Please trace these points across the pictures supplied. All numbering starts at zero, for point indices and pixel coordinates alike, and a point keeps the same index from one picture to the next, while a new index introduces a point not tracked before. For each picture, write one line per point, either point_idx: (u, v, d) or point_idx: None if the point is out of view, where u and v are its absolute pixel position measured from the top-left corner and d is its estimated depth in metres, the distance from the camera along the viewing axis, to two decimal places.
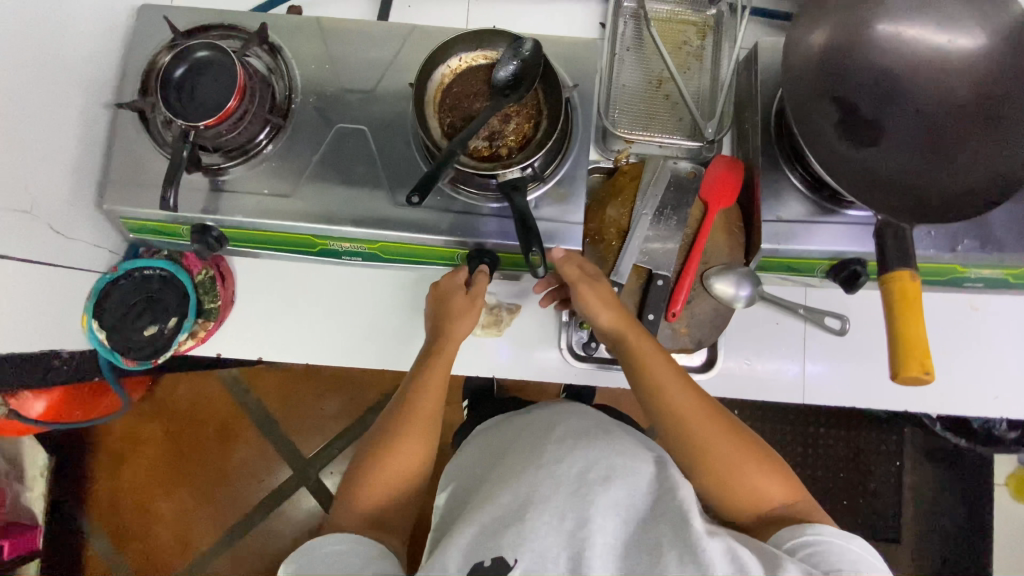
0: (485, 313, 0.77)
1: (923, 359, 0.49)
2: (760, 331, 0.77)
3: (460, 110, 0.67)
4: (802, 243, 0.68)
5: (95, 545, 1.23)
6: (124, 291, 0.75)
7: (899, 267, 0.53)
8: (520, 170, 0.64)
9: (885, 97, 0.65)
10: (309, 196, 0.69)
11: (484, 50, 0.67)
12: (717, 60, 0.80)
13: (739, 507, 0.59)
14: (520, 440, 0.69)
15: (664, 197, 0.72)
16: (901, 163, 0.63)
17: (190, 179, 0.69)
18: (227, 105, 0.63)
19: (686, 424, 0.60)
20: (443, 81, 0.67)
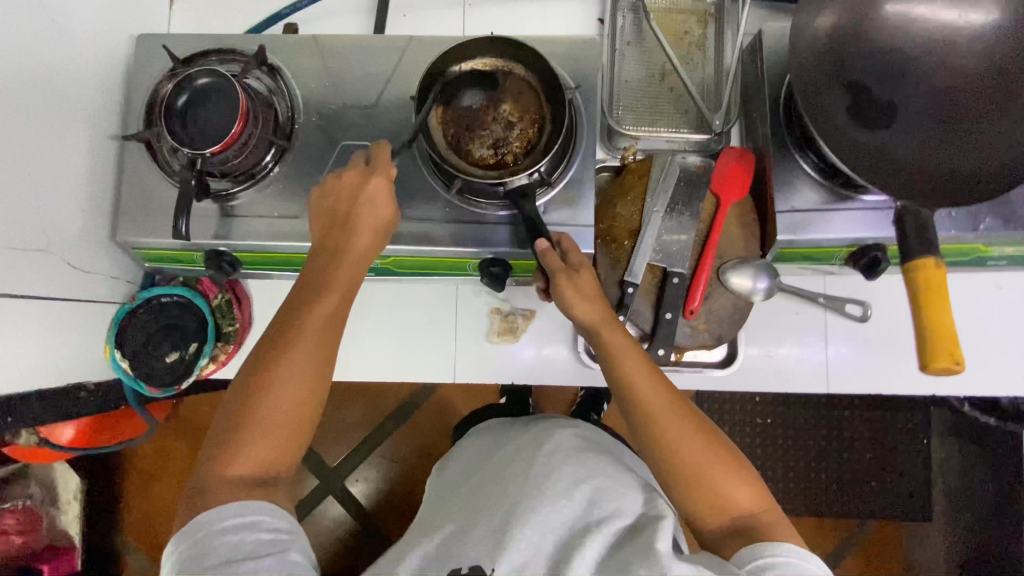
0: (500, 320, 0.78)
1: (952, 348, 0.49)
2: (779, 323, 0.76)
3: (464, 120, 0.67)
4: (818, 232, 0.67)
5: (132, 562, 1.26)
6: (143, 320, 0.76)
7: (922, 254, 0.52)
8: (527, 177, 0.63)
9: (895, 77, 0.62)
10: None
11: (483, 58, 0.67)
12: (720, 49, 0.78)
13: (704, 514, 0.58)
14: (513, 453, 0.73)
15: (675, 193, 0.71)
16: (919, 145, 0.61)
17: (200, 206, 0.70)
18: (231, 131, 0.63)
19: (661, 427, 0.59)
20: (444, 91, 0.67)
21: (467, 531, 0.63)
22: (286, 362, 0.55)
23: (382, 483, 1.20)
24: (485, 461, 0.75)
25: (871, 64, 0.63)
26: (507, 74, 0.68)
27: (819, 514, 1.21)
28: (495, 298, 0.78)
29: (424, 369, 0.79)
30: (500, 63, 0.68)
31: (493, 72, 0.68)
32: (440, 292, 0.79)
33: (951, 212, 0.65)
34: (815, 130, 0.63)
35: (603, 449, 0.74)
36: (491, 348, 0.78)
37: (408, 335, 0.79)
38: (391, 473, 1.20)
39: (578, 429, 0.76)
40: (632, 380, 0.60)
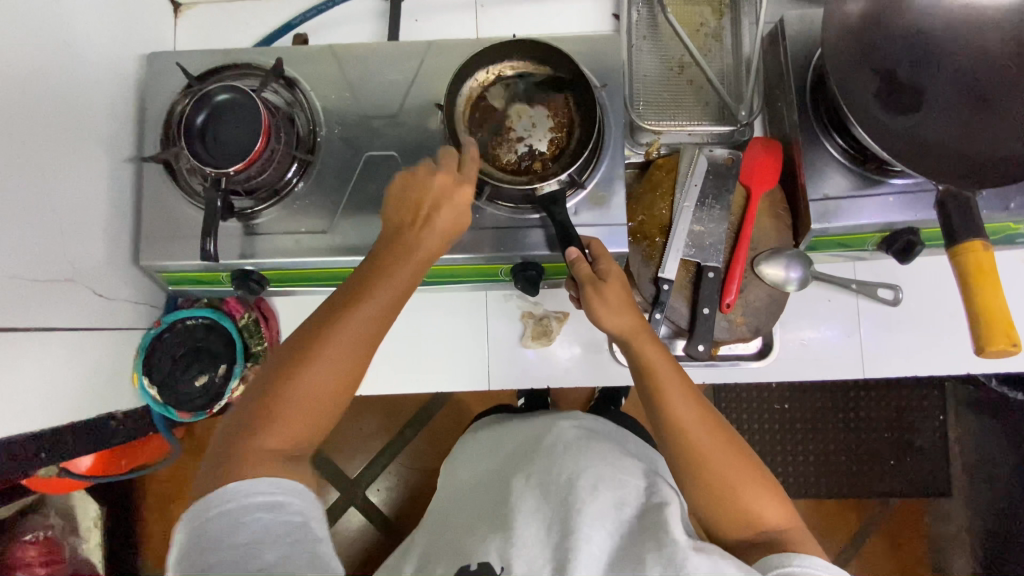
0: (533, 324, 0.77)
1: (1008, 330, 0.49)
2: (812, 311, 0.76)
3: (493, 126, 0.67)
4: (851, 218, 0.66)
5: None
6: (169, 345, 0.76)
7: (970, 237, 0.52)
8: (556, 183, 0.63)
9: (925, 59, 0.62)
10: (346, 229, 0.68)
11: (509, 61, 0.68)
12: (738, 38, 0.78)
13: (727, 524, 0.56)
14: (516, 449, 0.71)
15: (704, 187, 0.71)
16: (951, 125, 0.60)
17: (224, 226, 0.68)
18: (255, 147, 0.62)
19: (690, 436, 0.57)
20: (470, 95, 0.68)
21: (486, 530, 0.60)
22: (322, 354, 0.50)
23: (405, 492, 1.18)
24: (490, 458, 0.73)
25: (900, 47, 0.62)
26: (534, 78, 0.68)
27: (839, 494, 1.19)
28: (526, 302, 0.77)
29: (458, 377, 0.78)
30: (528, 66, 0.68)
31: (521, 75, 0.68)
32: (468, 299, 0.78)
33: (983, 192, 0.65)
34: (848, 115, 0.62)
35: (604, 437, 0.71)
36: (526, 351, 0.77)
37: (439, 344, 0.78)
38: (411, 479, 1.18)
39: (577, 420, 0.74)
40: (660, 384, 0.58)
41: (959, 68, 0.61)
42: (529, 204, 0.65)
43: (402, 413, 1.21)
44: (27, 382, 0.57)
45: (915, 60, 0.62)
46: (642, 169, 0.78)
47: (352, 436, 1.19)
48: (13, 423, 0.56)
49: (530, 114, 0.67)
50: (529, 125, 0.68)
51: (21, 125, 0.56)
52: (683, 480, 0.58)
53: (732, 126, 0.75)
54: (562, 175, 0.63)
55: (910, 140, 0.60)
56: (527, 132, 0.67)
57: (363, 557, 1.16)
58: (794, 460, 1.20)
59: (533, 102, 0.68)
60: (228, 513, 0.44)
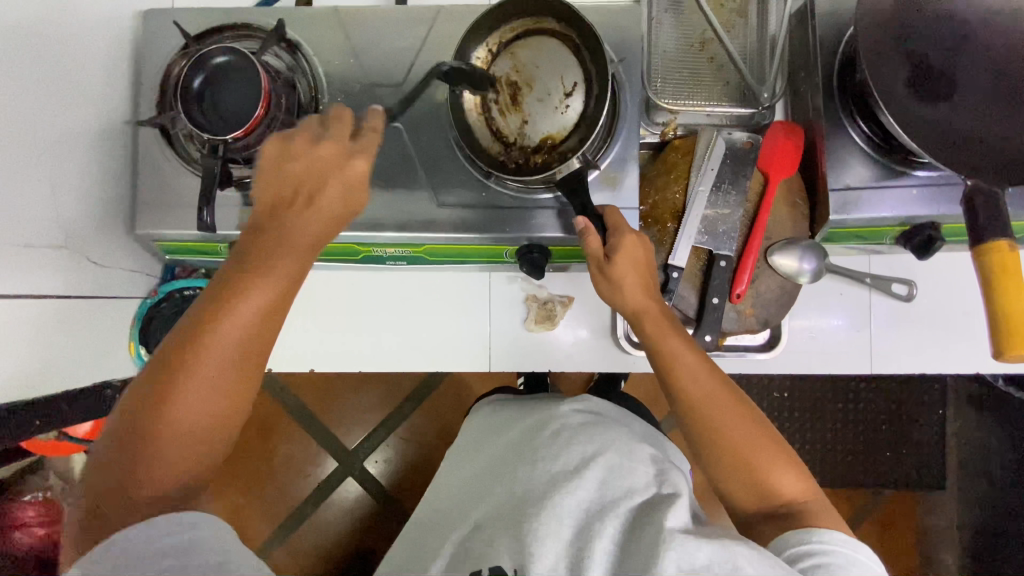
0: (537, 307, 0.76)
1: None
2: (823, 303, 0.74)
3: (505, 99, 0.64)
4: (871, 211, 0.63)
5: None
6: (166, 315, 0.75)
7: (993, 236, 0.49)
8: (578, 158, 0.59)
9: (960, 45, 0.59)
10: None
11: (510, 23, 0.64)
12: (763, 15, 0.74)
13: (742, 496, 0.56)
14: (519, 435, 0.70)
15: (721, 171, 0.68)
16: (984, 117, 0.57)
17: (223, 195, 0.66)
18: (254, 114, 0.59)
19: (703, 412, 0.56)
20: (479, 71, 0.64)
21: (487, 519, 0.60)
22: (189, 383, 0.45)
23: (402, 466, 1.18)
24: (493, 438, 0.73)
25: (936, 32, 0.59)
26: (545, 39, 0.64)
27: (835, 485, 1.20)
28: (530, 285, 0.76)
29: (459, 358, 0.77)
30: (529, 26, 0.64)
31: (526, 38, 0.64)
32: (471, 279, 0.77)
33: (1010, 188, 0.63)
34: (878, 102, 0.59)
35: (611, 422, 0.71)
36: (529, 335, 0.76)
37: (441, 323, 0.77)
38: (408, 453, 1.18)
39: (580, 401, 0.73)
40: (675, 361, 0.58)
41: (996, 58, 0.58)
42: (544, 183, 0.62)
43: (401, 388, 1.20)
44: (18, 354, 0.56)
45: (950, 48, 0.59)
46: (656, 150, 0.76)
47: (351, 409, 1.19)
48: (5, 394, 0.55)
49: (542, 78, 0.63)
50: (542, 92, 0.64)
51: (9, 84, 0.53)
52: (696, 450, 0.58)
53: (753, 109, 0.72)
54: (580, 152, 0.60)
55: (941, 129, 0.57)
56: (542, 99, 0.64)
57: (359, 528, 1.17)
58: (792, 450, 1.20)
59: (544, 67, 0.64)
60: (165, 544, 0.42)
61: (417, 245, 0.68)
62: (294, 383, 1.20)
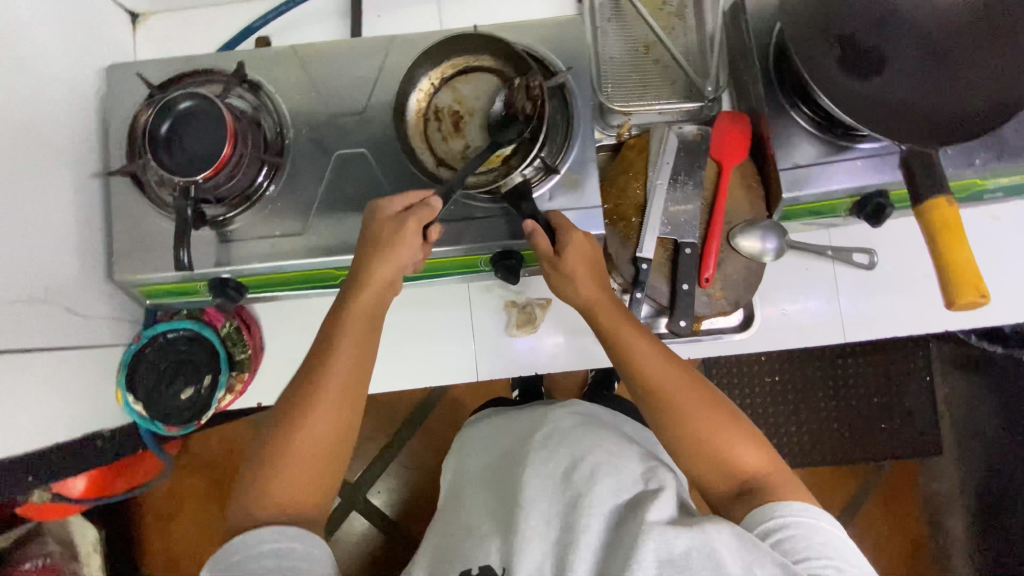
0: (517, 312, 0.77)
1: (977, 283, 0.49)
2: (791, 280, 0.76)
3: (447, 126, 0.68)
4: (821, 186, 0.66)
5: None
6: (152, 359, 0.73)
7: (935, 194, 0.52)
8: (521, 175, 0.64)
9: (882, 24, 0.63)
10: (323, 231, 0.68)
11: (450, 61, 0.68)
12: (701, 15, 0.78)
13: (710, 476, 0.57)
14: (513, 441, 0.71)
15: (676, 164, 0.71)
16: (912, 88, 0.61)
17: (198, 235, 0.68)
18: (222, 153, 0.61)
19: (662, 395, 0.58)
20: (420, 105, 0.67)
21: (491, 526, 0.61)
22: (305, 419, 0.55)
23: (406, 492, 1.18)
24: (482, 453, 0.74)
25: (857, 16, 0.63)
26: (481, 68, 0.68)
27: (835, 463, 1.22)
28: (509, 292, 0.78)
29: (446, 371, 0.78)
30: (469, 60, 0.68)
31: (465, 72, 0.68)
32: (451, 293, 0.78)
33: (947, 150, 0.67)
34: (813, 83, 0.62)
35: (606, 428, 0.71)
36: (512, 340, 0.77)
37: (425, 341, 0.78)
38: (410, 479, 1.18)
39: (570, 406, 0.74)
40: (634, 355, 0.59)
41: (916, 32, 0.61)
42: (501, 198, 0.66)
43: (397, 414, 1.21)
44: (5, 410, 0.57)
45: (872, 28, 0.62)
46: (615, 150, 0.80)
47: None
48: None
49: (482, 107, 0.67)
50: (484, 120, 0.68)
51: None
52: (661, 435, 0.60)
53: (700, 102, 0.76)
54: (535, 161, 0.64)
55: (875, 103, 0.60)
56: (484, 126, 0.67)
57: (368, 560, 1.16)
58: (789, 432, 1.21)
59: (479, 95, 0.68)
60: (268, 551, 0.51)
61: None
62: None
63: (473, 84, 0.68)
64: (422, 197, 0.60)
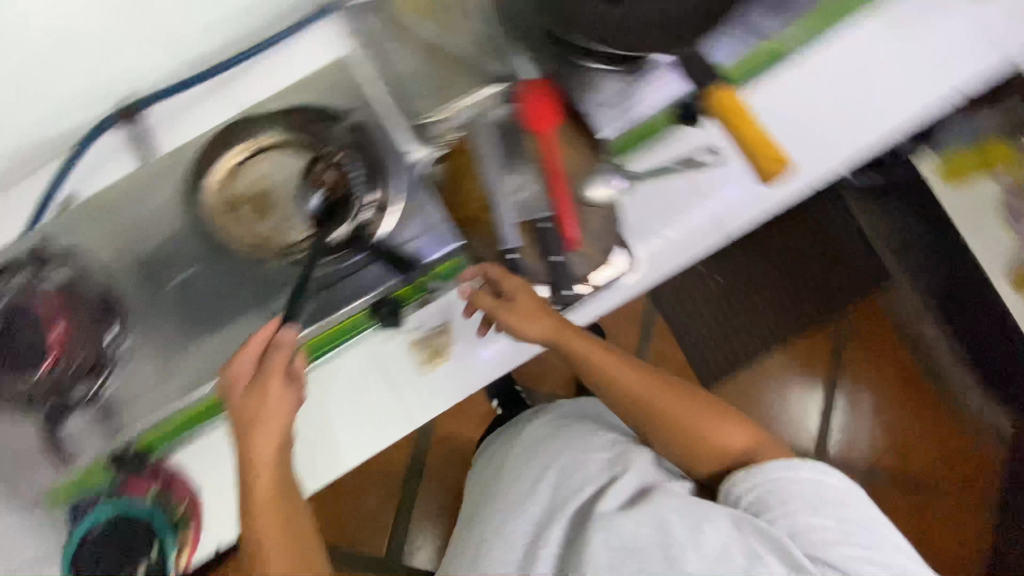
0: (424, 349, 0.75)
1: (772, 150, 0.54)
2: (656, 203, 0.77)
3: (247, 207, 0.70)
4: (637, 110, 0.73)
5: None
6: (89, 556, 0.67)
7: (713, 87, 0.58)
8: (353, 220, 0.67)
9: None
10: (194, 361, 0.68)
11: (236, 146, 0.71)
12: (467, 3, 0.79)
13: (708, 456, 0.78)
14: (506, 454, 0.94)
15: (502, 150, 0.72)
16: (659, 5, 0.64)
17: (77, 423, 0.67)
18: (49, 336, 0.63)
19: (620, 385, 0.80)
20: (214, 194, 0.70)
21: None
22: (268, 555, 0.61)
23: None
24: (491, 461, 0.97)
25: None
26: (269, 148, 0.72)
27: None
28: (407, 333, 0.75)
29: (385, 435, 0.76)
30: (256, 144, 0.72)
31: (254, 153, 0.72)
32: (356, 358, 0.75)
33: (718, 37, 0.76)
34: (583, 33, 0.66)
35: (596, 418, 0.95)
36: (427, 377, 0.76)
37: (351, 416, 0.75)
38: None
39: (561, 405, 0.98)
40: (632, 394, 0.80)
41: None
42: (349, 246, 0.68)
43: None
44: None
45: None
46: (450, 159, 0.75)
47: None
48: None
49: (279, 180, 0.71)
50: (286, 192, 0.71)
51: None
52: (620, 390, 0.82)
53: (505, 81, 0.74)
54: (371, 202, 0.68)
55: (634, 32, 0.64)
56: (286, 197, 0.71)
57: None
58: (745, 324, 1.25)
59: (281, 169, 0.71)
60: None
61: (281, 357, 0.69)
62: None
63: (264, 162, 0.72)
64: (270, 330, 0.64)
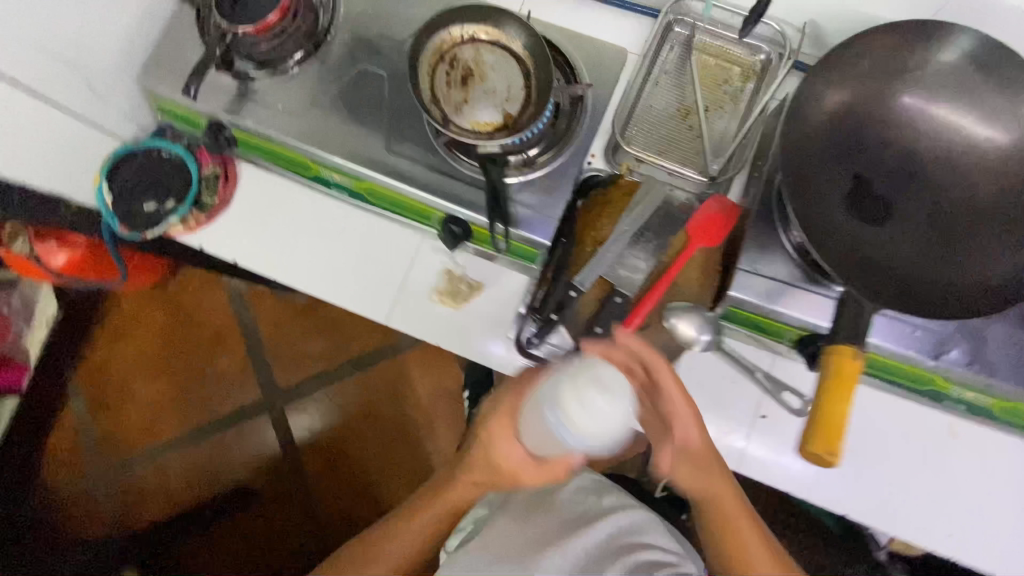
0: (446, 280, 0.78)
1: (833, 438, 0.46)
2: (716, 389, 0.72)
3: (457, 76, 0.67)
4: (767, 301, 0.65)
5: (74, 403, 1.50)
6: (138, 166, 0.79)
7: (844, 341, 0.50)
8: (498, 145, 0.65)
9: (904, 181, 0.60)
10: (309, 127, 0.72)
11: (487, 27, 0.68)
12: (751, 106, 0.78)
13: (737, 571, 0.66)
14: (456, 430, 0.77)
15: (649, 220, 0.71)
16: (904, 252, 0.58)
17: (219, 79, 0.74)
18: (267, 18, 0.68)
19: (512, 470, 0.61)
20: (444, 44, 0.68)
21: None
22: None
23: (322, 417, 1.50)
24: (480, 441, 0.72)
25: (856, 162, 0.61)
26: (498, 47, 0.68)
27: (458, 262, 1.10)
28: (449, 259, 0.78)
29: (362, 303, 0.79)
30: (503, 36, 0.68)
31: (493, 42, 0.68)
32: (398, 236, 0.80)
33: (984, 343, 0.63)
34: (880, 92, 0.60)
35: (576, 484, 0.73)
36: (430, 304, 0.78)
37: (377, 272, 0.79)
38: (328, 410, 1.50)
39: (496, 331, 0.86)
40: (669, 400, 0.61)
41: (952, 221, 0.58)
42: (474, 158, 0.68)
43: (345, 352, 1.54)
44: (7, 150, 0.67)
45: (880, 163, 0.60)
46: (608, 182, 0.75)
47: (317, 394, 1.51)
48: (10, 175, 0.69)
49: (493, 79, 0.67)
50: (489, 89, 0.68)
51: None
52: None
53: (705, 179, 0.75)
54: (505, 142, 0.65)
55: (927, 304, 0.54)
56: (486, 86, 0.68)
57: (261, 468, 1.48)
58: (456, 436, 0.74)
59: (497, 68, 0.68)
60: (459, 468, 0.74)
61: (360, 179, 0.73)
62: (256, 307, 1.55)
63: (487, 53, 0.68)
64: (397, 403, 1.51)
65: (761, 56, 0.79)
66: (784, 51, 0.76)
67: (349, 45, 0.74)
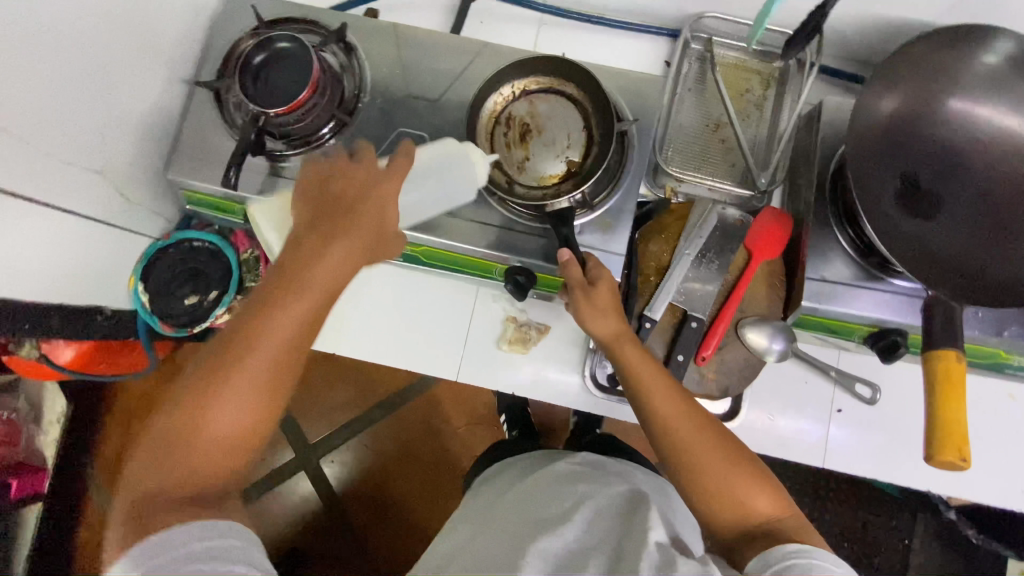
0: (513, 328, 0.78)
1: (961, 446, 0.49)
2: (788, 391, 0.76)
3: (513, 133, 0.70)
4: (844, 306, 0.66)
5: (97, 500, 1.25)
6: (172, 261, 0.78)
7: (944, 346, 0.53)
8: (567, 199, 0.65)
9: (947, 173, 0.64)
10: None
11: (536, 78, 0.71)
12: (777, 112, 0.80)
13: (722, 521, 0.52)
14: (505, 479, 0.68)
15: (709, 240, 0.72)
16: (962, 239, 0.60)
17: (252, 162, 0.71)
18: (299, 97, 0.65)
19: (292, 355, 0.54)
20: (497, 105, 0.70)
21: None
22: None
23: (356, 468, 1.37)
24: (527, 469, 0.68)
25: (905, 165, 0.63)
26: (552, 97, 0.71)
27: None
28: (512, 307, 0.79)
29: (431, 363, 0.79)
30: (555, 87, 0.71)
31: (546, 93, 0.71)
32: (456, 290, 0.80)
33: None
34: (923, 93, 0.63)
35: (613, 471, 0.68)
36: (499, 353, 0.78)
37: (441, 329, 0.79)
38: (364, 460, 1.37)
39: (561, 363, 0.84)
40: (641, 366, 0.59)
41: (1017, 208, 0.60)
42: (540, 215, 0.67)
43: None
44: (45, 262, 0.63)
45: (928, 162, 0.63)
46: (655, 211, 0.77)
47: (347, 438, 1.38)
48: (48, 294, 0.65)
49: (550, 130, 0.70)
50: (548, 141, 0.70)
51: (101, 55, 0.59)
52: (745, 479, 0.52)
53: (751, 191, 0.77)
54: (574, 195, 0.66)
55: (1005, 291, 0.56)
56: (546, 139, 0.70)
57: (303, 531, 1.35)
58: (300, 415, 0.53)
59: (553, 119, 0.70)
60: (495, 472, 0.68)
61: (415, 244, 0.72)
62: None
63: (540, 104, 0.71)
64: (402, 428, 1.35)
65: (778, 63, 0.81)
66: (801, 57, 0.78)
67: (382, 109, 0.72)
